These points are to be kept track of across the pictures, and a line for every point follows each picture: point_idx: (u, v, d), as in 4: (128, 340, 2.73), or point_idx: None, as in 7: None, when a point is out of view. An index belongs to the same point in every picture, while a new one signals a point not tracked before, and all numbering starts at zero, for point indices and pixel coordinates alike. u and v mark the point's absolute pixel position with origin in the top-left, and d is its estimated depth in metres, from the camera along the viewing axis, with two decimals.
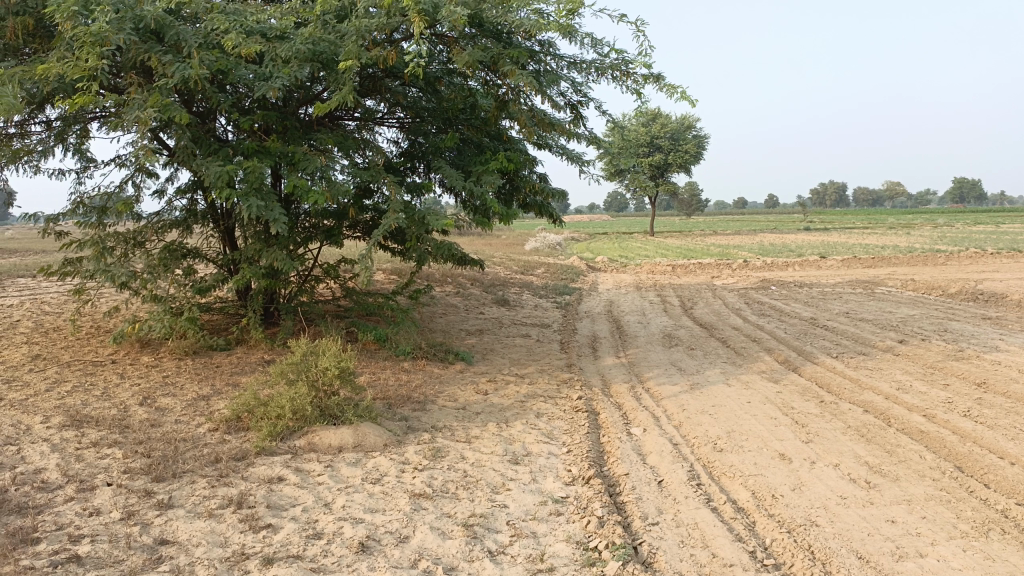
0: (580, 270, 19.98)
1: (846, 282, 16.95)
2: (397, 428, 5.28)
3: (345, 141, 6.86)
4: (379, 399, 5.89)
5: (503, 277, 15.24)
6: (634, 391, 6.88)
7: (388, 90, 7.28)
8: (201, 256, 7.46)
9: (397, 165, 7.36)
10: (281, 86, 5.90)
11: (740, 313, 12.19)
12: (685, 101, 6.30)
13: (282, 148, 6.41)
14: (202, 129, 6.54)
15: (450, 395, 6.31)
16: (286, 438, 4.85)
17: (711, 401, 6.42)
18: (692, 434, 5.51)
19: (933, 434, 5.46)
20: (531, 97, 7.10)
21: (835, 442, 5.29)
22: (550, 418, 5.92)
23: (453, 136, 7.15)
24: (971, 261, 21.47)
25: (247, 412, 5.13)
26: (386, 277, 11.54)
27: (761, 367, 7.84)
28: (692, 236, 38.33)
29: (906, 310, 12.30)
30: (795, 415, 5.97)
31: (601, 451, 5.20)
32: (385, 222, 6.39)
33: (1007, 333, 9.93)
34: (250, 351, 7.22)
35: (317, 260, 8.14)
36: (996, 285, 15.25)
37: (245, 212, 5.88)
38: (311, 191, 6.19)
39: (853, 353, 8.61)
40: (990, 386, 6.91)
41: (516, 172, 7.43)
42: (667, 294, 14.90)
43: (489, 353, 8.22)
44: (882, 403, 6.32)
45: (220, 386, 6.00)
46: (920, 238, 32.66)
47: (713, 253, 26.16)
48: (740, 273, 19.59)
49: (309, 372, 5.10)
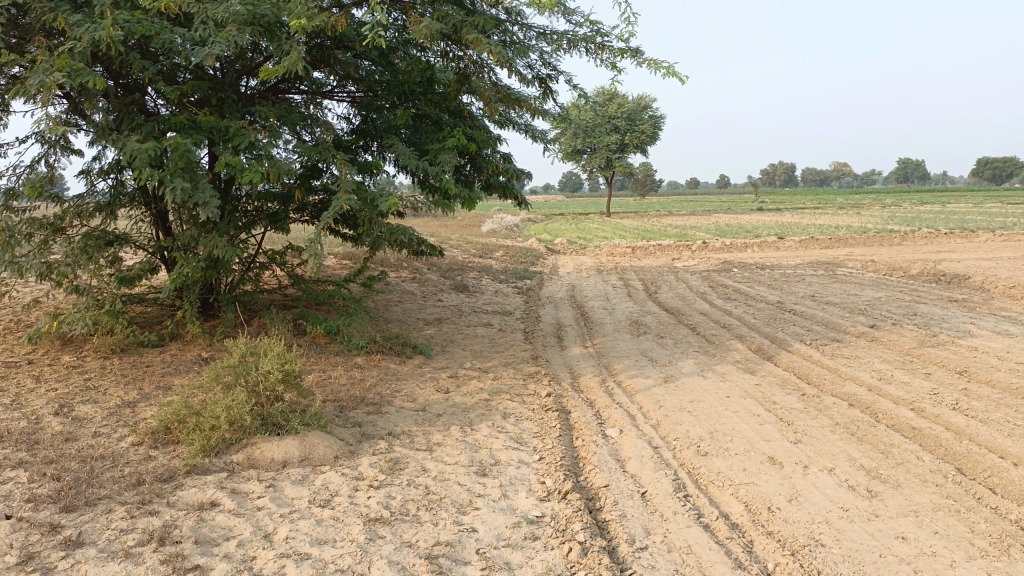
0: (538, 253, 19.53)
1: (806, 263, 16.80)
2: (350, 436, 4.74)
3: (289, 115, 6.22)
4: (329, 401, 5.34)
5: (461, 261, 14.68)
6: (605, 386, 6.43)
7: (338, 62, 6.68)
8: (130, 243, 6.75)
9: (347, 143, 6.74)
10: (218, 54, 5.21)
11: (705, 297, 11.85)
12: (672, 77, 5.83)
13: (216, 122, 5.76)
14: (125, 101, 5.86)
15: (408, 394, 5.78)
16: (221, 453, 4.29)
17: (689, 396, 6.01)
18: (672, 435, 5.08)
19: (926, 431, 5.12)
20: (495, 70, 6.54)
21: (825, 442, 4.90)
22: (517, 419, 5.43)
23: (408, 112, 6.53)
24: (926, 241, 21.56)
25: (177, 422, 4.54)
26: (338, 262, 10.89)
27: (735, 356, 7.46)
28: (647, 217, 38.27)
29: (870, 292, 12.10)
30: (779, 411, 5.57)
31: (576, 458, 4.74)
32: (334, 204, 5.79)
33: (976, 317, 9.73)
34: (186, 347, 6.59)
35: (262, 245, 7.49)
36: (956, 266, 15.21)
37: (169, 193, 5.23)
38: (247, 170, 5.55)
39: (826, 339, 8.30)
40: (973, 375, 6.63)
41: (476, 151, 6.87)
42: (629, 277, 14.51)
43: (449, 345, 7.69)
44: (867, 396, 5.97)
45: (150, 391, 5.37)
46: (871, 218, 33.04)
47: (671, 234, 25.91)
48: (699, 254, 19.37)
49: (248, 375, 4.52)
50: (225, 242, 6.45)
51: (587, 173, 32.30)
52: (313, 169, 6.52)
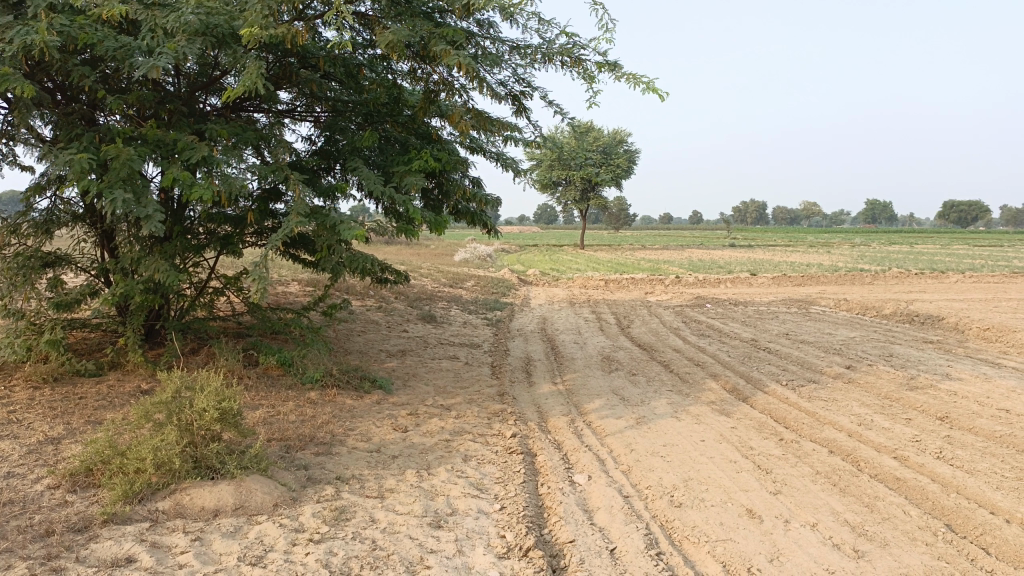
0: (510, 283, 19.21)
1: (780, 301, 16.65)
2: (294, 480, 4.33)
3: (245, 133, 5.87)
4: (275, 440, 4.93)
5: (430, 290, 14.32)
6: (574, 426, 6.08)
7: (302, 81, 6.39)
8: (69, 264, 6.33)
9: (306, 164, 6.37)
10: (163, 67, 4.86)
11: (678, 333, 11.59)
12: (653, 91, 5.63)
13: (163, 135, 5.38)
14: (65, 112, 5.51)
15: (362, 433, 5.39)
16: (146, 499, 3.87)
17: (661, 439, 5.68)
18: (644, 484, 4.74)
19: (912, 482, 4.82)
20: (465, 90, 6.27)
21: (807, 493, 4.59)
22: (479, 463, 5.06)
23: (375, 134, 6.17)
24: (897, 281, 21.61)
25: (100, 463, 4.12)
26: (300, 289, 10.48)
27: (710, 396, 7.16)
28: (620, 250, 38.25)
29: (845, 332, 11.92)
30: (756, 458, 5.25)
31: (540, 508, 4.38)
32: (287, 226, 5.43)
33: (953, 359, 9.54)
34: (126, 377, 6.15)
35: (214, 270, 7.11)
36: (929, 306, 15.13)
37: (108, 207, 4.82)
38: (195, 186, 5.16)
39: (802, 380, 8.04)
40: (955, 422, 6.38)
41: (444, 175, 6.55)
42: (601, 311, 14.23)
43: (411, 379, 7.31)
44: (847, 442, 5.68)
45: (79, 426, 4.93)
46: (841, 257, 33.26)
47: (644, 268, 25.79)
48: (672, 289, 19.19)
49: (181, 414, 4.12)
50: (170, 265, 6.07)
51: (561, 205, 32.20)
52: (270, 191, 6.19)
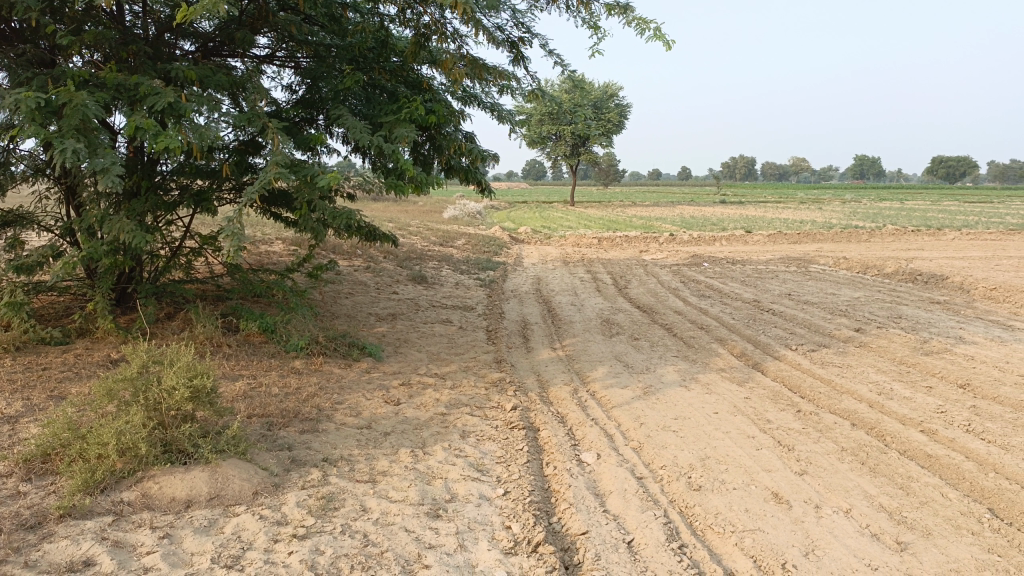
0: (501, 242, 18.70)
1: (779, 259, 16.26)
2: (276, 463, 3.91)
3: (216, 77, 5.33)
4: (256, 417, 4.52)
5: (420, 250, 13.84)
6: (577, 397, 5.69)
7: (280, 22, 5.85)
8: (30, 223, 5.82)
9: (286, 114, 5.82)
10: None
11: (678, 294, 11.19)
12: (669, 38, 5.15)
13: (124, 79, 4.78)
14: (13, 51, 4.95)
15: (351, 407, 4.98)
16: (109, 489, 3.45)
17: (672, 411, 5.32)
18: (658, 463, 4.37)
19: (945, 460, 4.47)
20: (459, 35, 5.74)
21: (835, 474, 4.23)
22: (477, 440, 4.67)
23: (359, 77, 5.63)
24: (895, 238, 21.21)
25: (59, 448, 3.70)
26: (284, 249, 9.98)
27: (718, 363, 6.79)
28: (610, 206, 37.67)
29: (848, 291, 11.56)
30: (775, 432, 4.88)
31: (547, 493, 4.01)
32: (266, 179, 4.91)
33: (964, 321, 9.20)
34: (95, 346, 5.70)
35: (190, 230, 6.62)
36: (930, 265, 14.78)
37: (60, 158, 4.24)
38: (161, 137, 4.58)
39: (812, 344, 7.68)
40: (978, 390, 6.04)
41: (436, 127, 6.00)
42: (597, 270, 13.79)
43: (402, 345, 6.89)
44: (869, 414, 5.33)
45: (41, 402, 4.51)
46: (834, 213, 32.77)
47: (636, 225, 25.30)
48: (668, 247, 18.74)
49: (148, 392, 3.69)
50: (138, 225, 5.56)
51: (552, 161, 31.53)
52: (248, 143, 5.74)
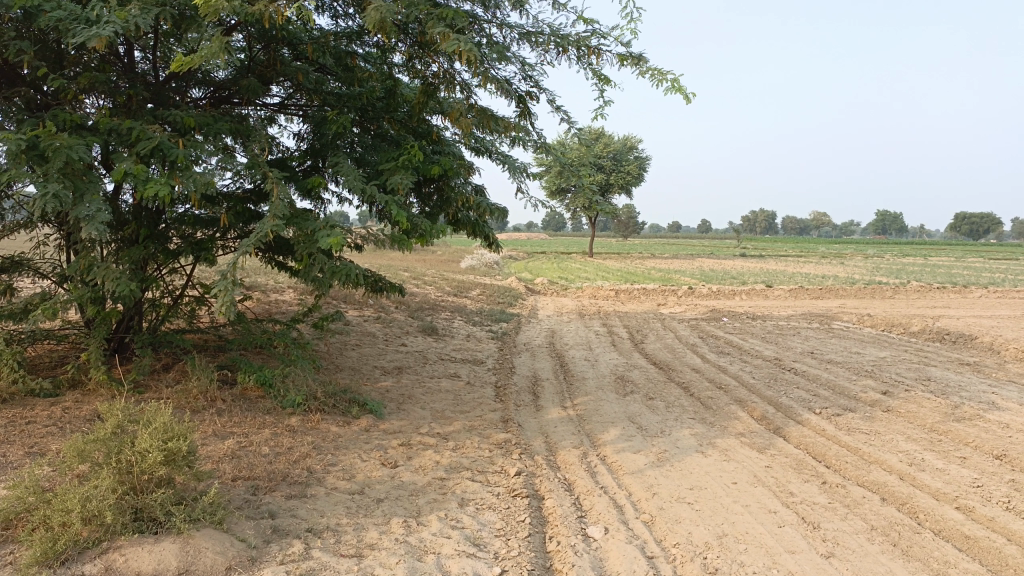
0: (518, 293, 18.48)
1: (800, 315, 15.88)
2: (255, 534, 3.62)
3: (216, 124, 5.21)
4: (241, 479, 4.25)
5: (434, 300, 13.65)
6: (587, 462, 5.37)
7: (287, 69, 5.76)
8: (25, 269, 5.67)
9: (289, 162, 5.69)
10: (112, 36, 4.27)
11: (696, 350, 10.86)
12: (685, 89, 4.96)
13: (118, 124, 4.66)
14: (10, 95, 4.88)
15: (344, 470, 4.70)
16: (71, 560, 3.13)
17: (687, 480, 4.98)
18: (670, 541, 4.03)
19: (985, 543, 4.09)
20: (468, 86, 5.60)
21: (864, 557, 3.87)
22: (476, 509, 4.36)
23: (348, 120, 5.48)
24: (920, 295, 20.74)
25: (23, 513, 3.43)
26: (293, 299, 9.81)
27: (737, 426, 6.45)
28: (629, 258, 37.47)
29: (873, 351, 11.17)
30: (798, 507, 4.53)
31: (548, 573, 3.68)
32: (260, 230, 4.74)
33: (997, 384, 8.78)
34: (86, 398, 5.48)
35: (192, 279, 6.45)
36: (958, 324, 14.33)
37: (39, 202, 4.07)
38: (150, 182, 4.42)
39: (836, 407, 7.32)
40: (1016, 462, 5.64)
41: (443, 179, 5.83)
42: (613, 324, 13.49)
43: (406, 402, 6.62)
44: (900, 487, 4.96)
45: (16, 460, 4.26)
46: (857, 268, 32.31)
47: (655, 277, 25.02)
48: (687, 301, 18.43)
49: (121, 454, 3.45)
50: (133, 272, 5.38)
51: (571, 214, 31.49)
52: (251, 192, 5.65)
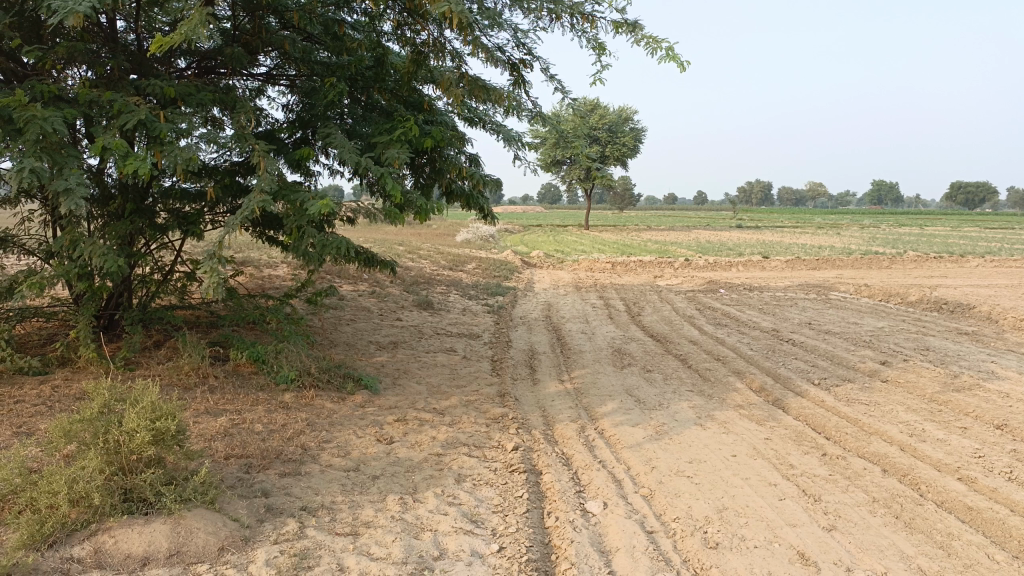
0: (513, 266, 18.36)
1: (797, 286, 15.82)
2: (248, 514, 3.56)
3: (200, 95, 5.05)
4: (234, 457, 4.17)
5: (429, 274, 13.54)
6: (584, 436, 5.32)
7: (272, 37, 5.59)
8: (10, 247, 5.55)
9: (277, 134, 5.55)
10: (88, 13, 4.05)
11: (693, 322, 10.79)
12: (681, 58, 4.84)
13: (97, 96, 4.51)
14: None
15: (338, 446, 4.63)
16: (59, 543, 3.06)
17: (686, 453, 4.93)
18: (671, 515, 3.97)
19: (988, 514, 4.05)
20: (459, 55, 5.46)
21: (867, 530, 3.82)
22: (473, 485, 4.30)
23: (344, 89, 5.27)
24: (917, 265, 20.70)
25: (10, 495, 3.35)
26: (286, 274, 9.70)
27: (736, 398, 6.39)
28: (625, 230, 37.31)
29: (871, 321, 11.11)
30: (799, 480, 4.48)
31: (547, 550, 3.62)
32: (248, 205, 4.62)
33: (995, 354, 8.74)
34: (75, 376, 5.39)
35: (181, 254, 6.33)
36: (956, 293, 14.28)
37: (16, 179, 3.94)
38: (130, 157, 4.28)
39: (835, 378, 7.26)
40: (1016, 432, 5.60)
41: (435, 150, 5.70)
42: (609, 297, 13.41)
43: (401, 377, 6.54)
44: (901, 458, 4.91)
45: (4, 440, 4.18)
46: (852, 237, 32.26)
47: (650, 249, 24.91)
48: (683, 273, 18.34)
49: (108, 434, 3.36)
50: (119, 248, 5.26)
51: (567, 186, 31.27)
52: (239, 164, 5.51)
